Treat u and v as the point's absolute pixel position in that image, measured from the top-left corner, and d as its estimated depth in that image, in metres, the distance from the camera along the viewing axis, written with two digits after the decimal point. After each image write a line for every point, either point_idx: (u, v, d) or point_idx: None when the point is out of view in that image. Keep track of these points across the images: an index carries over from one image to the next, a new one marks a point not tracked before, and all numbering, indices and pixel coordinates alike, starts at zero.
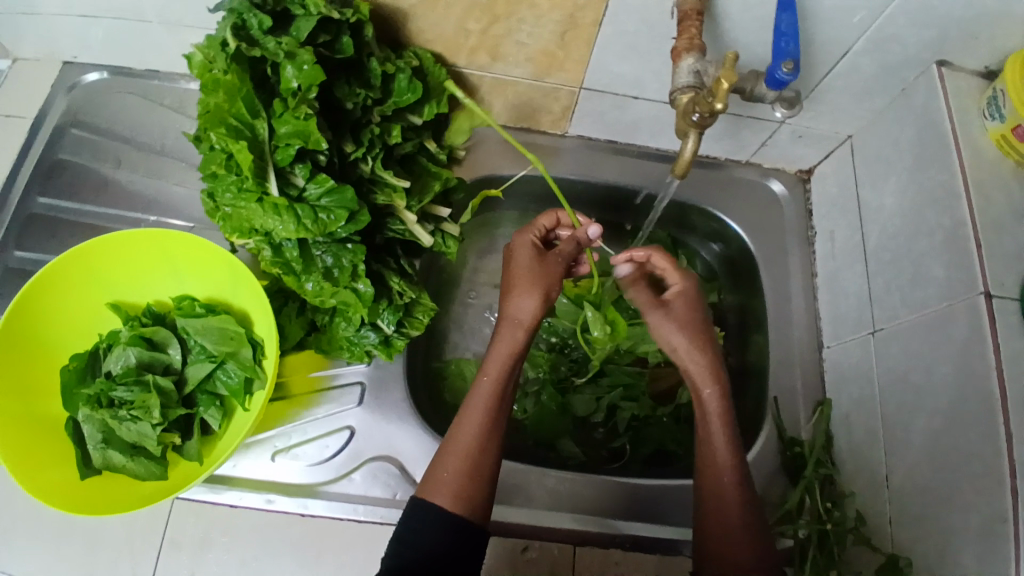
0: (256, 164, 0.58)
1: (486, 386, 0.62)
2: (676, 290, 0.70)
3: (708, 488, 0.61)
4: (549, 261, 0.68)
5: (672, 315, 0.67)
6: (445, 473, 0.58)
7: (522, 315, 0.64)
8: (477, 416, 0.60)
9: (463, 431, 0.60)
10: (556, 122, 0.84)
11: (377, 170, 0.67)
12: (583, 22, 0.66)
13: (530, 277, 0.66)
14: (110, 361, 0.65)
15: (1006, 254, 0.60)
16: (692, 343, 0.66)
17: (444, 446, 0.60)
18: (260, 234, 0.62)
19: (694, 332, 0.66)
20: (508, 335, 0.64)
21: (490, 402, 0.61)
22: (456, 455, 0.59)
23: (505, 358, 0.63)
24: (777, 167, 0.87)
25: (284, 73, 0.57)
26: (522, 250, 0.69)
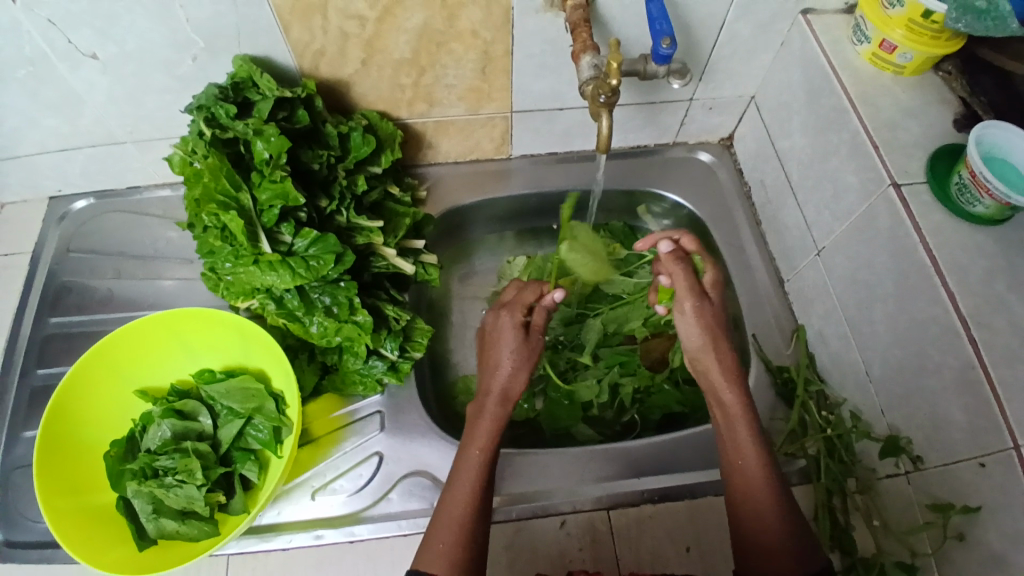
0: (247, 229, 0.66)
1: (476, 461, 0.66)
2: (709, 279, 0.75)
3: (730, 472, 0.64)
4: (532, 340, 0.74)
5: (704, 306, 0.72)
6: (441, 543, 0.60)
7: (508, 390, 0.71)
8: (467, 484, 0.64)
9: (457, 500, 0.63)
10: (500, 147, 0.93)
11: (352, 219, 0.75)
12: (496, 55, 0.77)
13: (518, 355, 0.73)
14: (147, 439, 0.73)
15: (904, 146, 0.68)
16: (710, 346, 0.70)
17: (437, 518, 0.62)
18: (262, 292, 0.70)
19: (713, 333, 0.71)
20: (495, 409, 0.70)
21: (481, 471, 0.65)
22: (448, 526, 0.61)
23: (489, 430, 0.68)
24: (702, 140, 0.97)
25: (256, 147, 0.67)
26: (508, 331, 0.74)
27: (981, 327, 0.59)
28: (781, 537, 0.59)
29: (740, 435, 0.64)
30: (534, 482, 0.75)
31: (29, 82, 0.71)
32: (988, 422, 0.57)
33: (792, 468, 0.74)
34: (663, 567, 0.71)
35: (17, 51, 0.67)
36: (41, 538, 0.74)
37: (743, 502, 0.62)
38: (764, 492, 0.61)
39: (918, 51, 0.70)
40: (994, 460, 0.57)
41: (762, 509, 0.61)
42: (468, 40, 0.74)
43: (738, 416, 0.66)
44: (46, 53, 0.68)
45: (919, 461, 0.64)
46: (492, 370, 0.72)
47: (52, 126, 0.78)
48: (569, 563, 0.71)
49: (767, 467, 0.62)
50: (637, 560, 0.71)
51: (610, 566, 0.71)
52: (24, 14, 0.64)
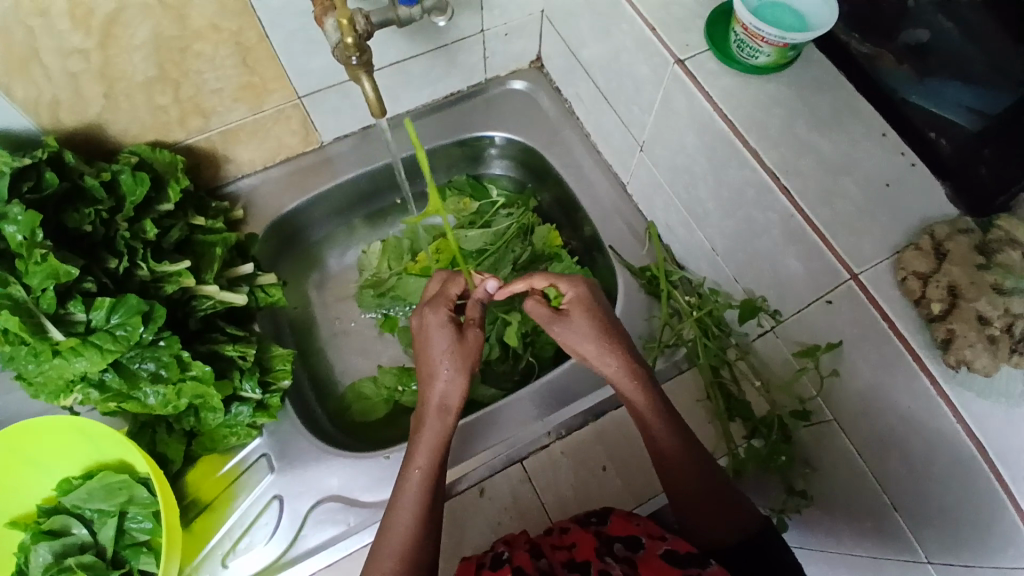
0: (29, 322, 0.58)
1: (415, 480, 0.61)
2: (570, 297, 0.64)
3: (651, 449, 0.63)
4: (467, 337, 0.65)
5: (572, 329, 0.63)
6: None
7: (446, 400, 0.63)
8: (407, 516, 0.59)
9: (397, 530, 0.58)
10: (307, 138, 0.86)
11: (154, 268, 0.68)
12: (251, 43, 0.69)
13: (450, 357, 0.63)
14: (30, 569, 0.66)
15: (680, 19, 0.66)
16: (600, 354, 0.62)
17: (375, 549, 0.59)
18: (80, 382, 0.63)
19: (604, 340, 0.62)
20: (432, 424, 0.63)
21: (421, 498, 0.60)
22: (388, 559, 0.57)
23: (429, 453, 0.61)
24: (514, 69, 0.92)
25: (6, 232, 0.58)
26: (438, 330, 0.65)
27: (792, 174, 0.59)
28: (700, 492, 0.61)
29: (658, 431, 0.61)
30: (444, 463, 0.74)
31: None
32: (820, 263, 0.59)
33: (676, 356, 0.76)
34: (589, 497, 0.71)
35: None
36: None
37: (671, 475, 0.62)
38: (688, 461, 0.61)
39: None
40: (839, 295, 0.58)
41: (681, 474, 0.61)
42: (211, 36, 0.67)
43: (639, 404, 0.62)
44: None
45: (778, 315, 0.66)
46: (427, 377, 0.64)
47: None
48: (498, 527, 0.70)
49: (687, 450, 0.61)
50: (563, 501, 0.71)
51: (538, 515, 0.71)
52: None
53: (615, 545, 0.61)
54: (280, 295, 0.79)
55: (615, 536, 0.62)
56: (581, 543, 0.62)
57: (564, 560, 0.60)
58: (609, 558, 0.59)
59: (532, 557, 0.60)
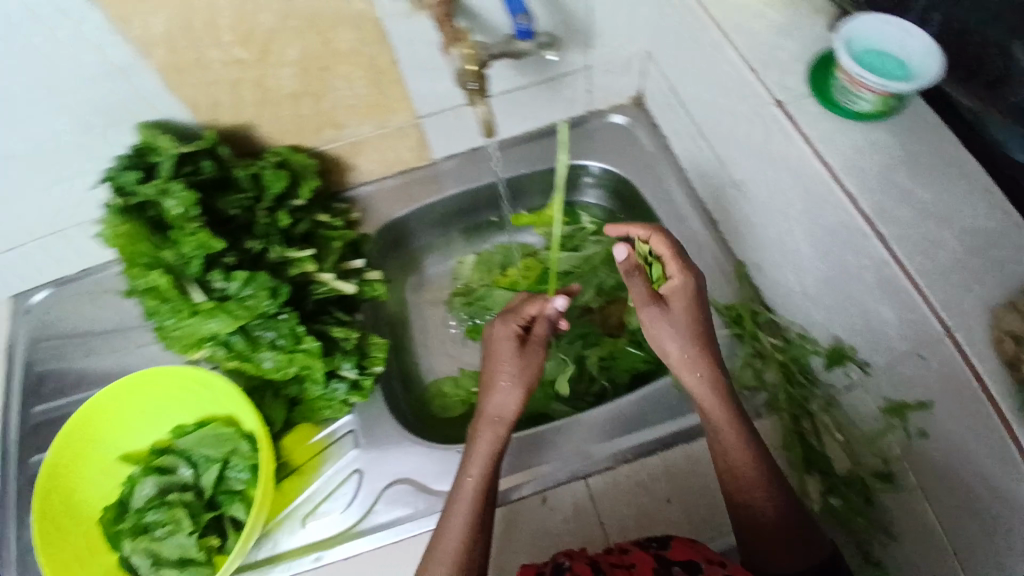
0: (177, 284, 0.70)
1: (470, 485, 0.65)
2: (671, 285, 0.66)
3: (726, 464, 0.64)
4: (531, 351, 0.69)
5: (670, 318, 0.65)
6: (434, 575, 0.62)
7: (503, 411, 0.67)
8: (463, 522, 0.64)
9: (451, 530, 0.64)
10: (420, 154, 0.95)
11: (282, 252, 0.78)
12: (384, 66, 0.79)
13: (513, 372, 0.67)
14: (137, 498, 0.76)
15: (779, 65, 0.69)
16: (685, 364, 0.65)
17: (432, 547, 0.64)
18: (211, 340, 0.74)
19: (698, 343, 0.64)
20: (487, 436, 0.67)
21: (473, 504, 0.65)
22: (444, 558, 0.63)
23: (484, 462, 0.66)
24: (614, 104, 0.97)
25: (168, 206, 0.70)
26: (506, 343, 0.69)
27: (893, 222, 0.60)
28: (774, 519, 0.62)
29: (732, 446, 0.63)
30: (520, 465, 0.78)
31: None
32: (915, 314, 0.58)
33: (756, 401, 0.77)
34: (648, 525, 0.72)
35: None
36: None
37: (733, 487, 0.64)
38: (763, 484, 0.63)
39: None
40: (931, 348, 0.57)
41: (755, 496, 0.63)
42: (351, 59, 0.77)
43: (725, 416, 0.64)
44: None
45: (866, 366, 0.63)
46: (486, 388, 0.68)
47: None
48: (557, 537, 0.73)
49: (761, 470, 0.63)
50: (622, 522, 0.72)
51: (596, 534, 0.72)
52: None
53: (674, 569, 0.60)
54: (382, 289, 0.86)
55: (675, 560, 0.61)
56: (641, 564, 0.61)
57: None
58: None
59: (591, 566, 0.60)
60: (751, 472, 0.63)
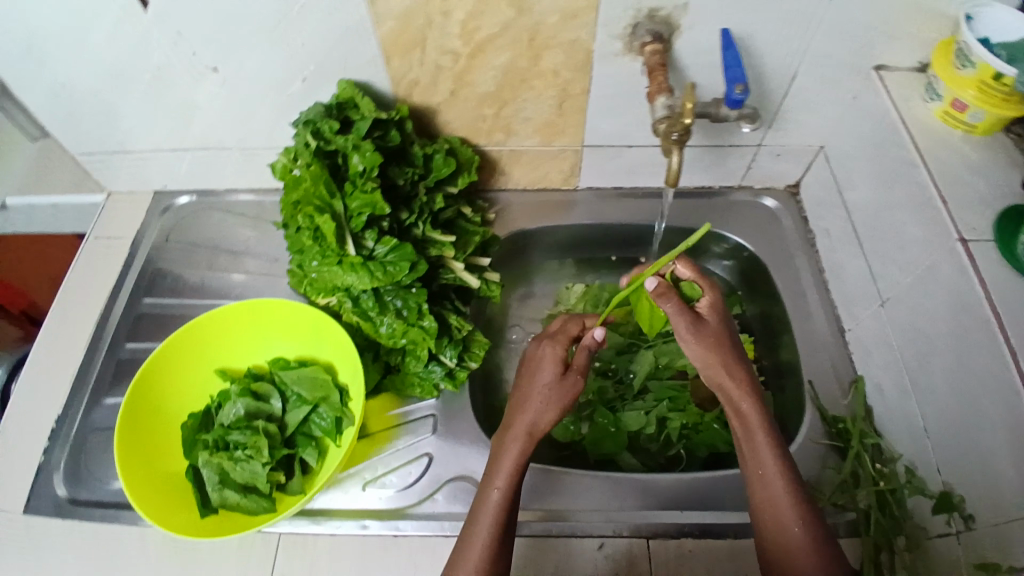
0: (337, 232, 0.73)
1: (495, 493, 0.67)
2: (706, 302, 0.75)
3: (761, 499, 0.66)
4: (569, 376, 0.74)
5: (704, 331, 0.72)
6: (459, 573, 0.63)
7: (535, 426, 0.70)
8: (486, 527, 0.65)
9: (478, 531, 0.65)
10: (567, 179, 0.98)
11: (427, 231, 0.81)
12: (573, 93, 0.82)
13: (547, 393, 0.72)
14: (223, 414, 0.78)
15: (967, 205, 0.69)
16: (719, 375, 0.70)
17: (458, 548, 0.66)
18: (342, 291, 0.77)
19: (722, 351, 0.71)
20: (516, 447, 0.69)
21: (499, 508, 0.66)
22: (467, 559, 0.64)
23: (509, 469, 0.68)
24: (768, 186, 0.98)
25: (353, 160, 0.74)
26: (544, 365, 0.75)
27: None
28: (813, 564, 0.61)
29: (767, 472, 0.66)
30: (547, 500, 0.77)
31: (154, 87, 0.82)
32: None
33: (840, 519, 0.74)
34: None
35: (146, 58, 0.78)
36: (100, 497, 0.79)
37: (769, 521, 0.65)
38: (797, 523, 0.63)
39: (989, 112, 0.71)
40: None
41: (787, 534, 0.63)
42: (548, 79, 0.80)
43: (759, 441, 0.67)
44: (173, 64, 0.78)
45: (970, 520, 0.63)
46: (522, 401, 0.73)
47: (172, 128, 0.89)
48: None
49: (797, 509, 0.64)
50: None
51: None
52: (157, 26, 0.74)
53: None
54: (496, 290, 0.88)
55: None
56: None
57: None
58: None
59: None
60: (789, 507, 0.64)
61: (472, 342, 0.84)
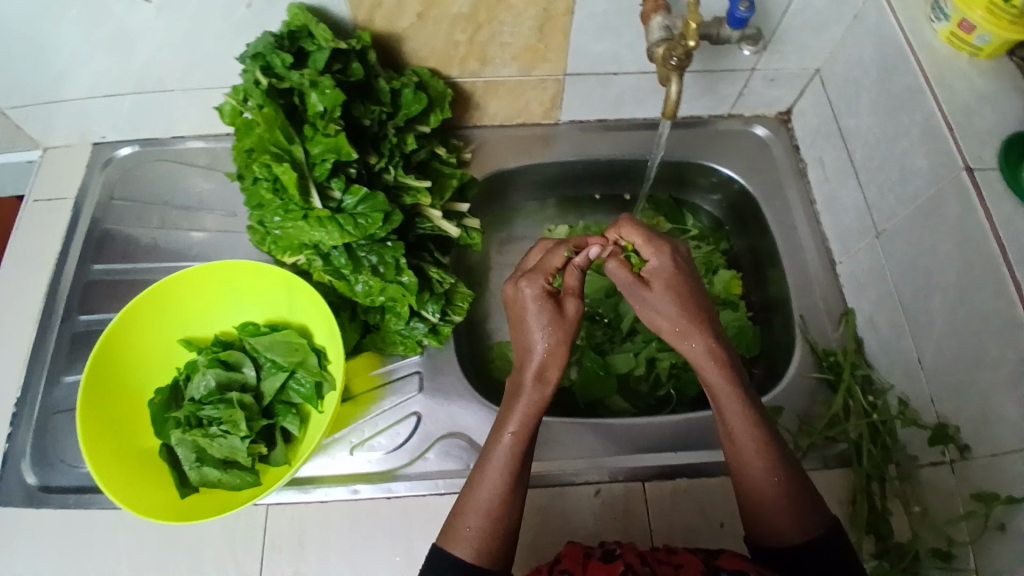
0: (299, 182, 0.66)
1: (505, 441, 0.61)
2: (652, 267, 0.63)
3: (740, 462, 0.60)
4: (567, 306, 0.64)
5: (649, 300, 0.62)
6: (467, 528, 0.59)
7: (542, 370, 0.61)
8: (493, 481, 0.60)
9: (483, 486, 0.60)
10: (548, 111, 0.90)
11: (400, 177, 0.74)
12: (556, 13, 0.73)
13: (546, 326, 0.62)
14: (193, 387, 0.73)
15: (978, 133, 0.65)
16: (678, 336, 0.61)
17: (460, 502, 0.61)
18: (310, 248, 0.70)
19: (689, 310, 0.61)
20: (531, 393, 0.61)
21: (509, 462, 0.60)
22: (477, 512, 0.59)
23: (521, 419, 0.61)
24: (759, 114, 0.93)
25: (310, 99, 0.66)
26: (532, 302, 0.63)
27: None
28: (790, 527, 0.58)
29: (739, 436, 0.59)
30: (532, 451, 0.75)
31: (73, 21, 0.70)
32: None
33: (831, 451, 0.74)
34: (694, 541, 0.71)
35: None
36: (74, 480, 0.75)
37: (744, 482, 0.60)
38: (772, 484, 0.59)
39: (997, 35, 0.65)
40: None
41: (764, 497, 0.59)
42: None
43: (733, 403, 0.59)
44: None
45: (967, 451, 0.63)
46: (523, 343, 0.63)
47: (100, 69, 0.77)
48: (601, 530, 0.72)
49: (774, 472, 0.59)
50: (669, 533, 0.72)
51: (641, 534, 0.72)
52: None
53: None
54: (478, 238, 0.83)
55: (724, 568, 0.57)
56: (688, 565, 0.58)
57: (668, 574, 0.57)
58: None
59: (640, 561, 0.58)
60: (763, 469, 0.59)
61: (457, 294, 0.78)
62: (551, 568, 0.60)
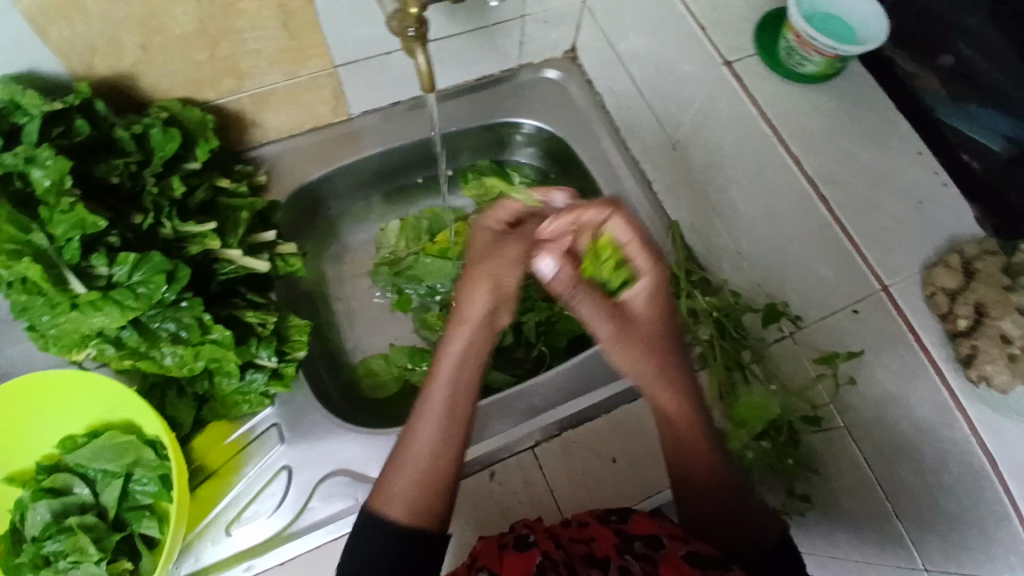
0: (51, 272, 0.58)
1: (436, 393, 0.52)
2: (620, 234, 0.56)
3: (670, 425, 0.56)
4: (503, 241, 0.55)
5: (587, 301, 0.57)
6: (398, 483, 0.51)
7: (474, 311, 0.52)
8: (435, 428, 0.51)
9: (401, 471, 0.51)
10: (335, 109, 0.85)
11: (179, 227, 0.67)
12: (296, 8, 0.68)
13: (500, 253, 0.54)
14: (28, 527, 0.64)
15: None
16: (631, 328, 0.55)
17: (395, 452, 0.52)
18: (96, 336, 0.62)
19: (643, 270, 0.57)
20: (481, 332, 0.52)
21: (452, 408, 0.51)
22: (415, 463, 0.51)
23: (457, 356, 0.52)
24: (547, 58, 0.91)
25: (33, 176, 0.58)
26: (484, 234, 0.58)
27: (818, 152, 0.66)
28: (724, 484, 0.57)
29: (658, 393, 0.55)
30: None
31: None
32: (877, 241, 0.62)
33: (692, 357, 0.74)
34: (600, 489, 0.71)
35: None
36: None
37: (672, 444, 0.57)
38: (699, 441, 0.56)
39: None
40: (867, 305, 0.62)
41: (693, 458, 0.56)
42: None
43: (665, 367, 0.54)
44: None
45: (799, 320, 0.66)
46: (466, 286, 0.53)
47: None
48: (510, 511, 0.70)
49: (702, 433, 0.56)
50: (573, 491, 0.71)
51: (546, 502, 0.70)
52: None
53: (635, 543, 0.57)
54: (298, 262, 0.77)
55: (637, 534, 0.58)
56: (600, 538, 0.59)
57: (582, 553, 0.58)
58: (630, 556, 0.56)
59: (557, 544, 0.58)
60: (688, 416, 0.55)
61: (292, 327, 0.73)
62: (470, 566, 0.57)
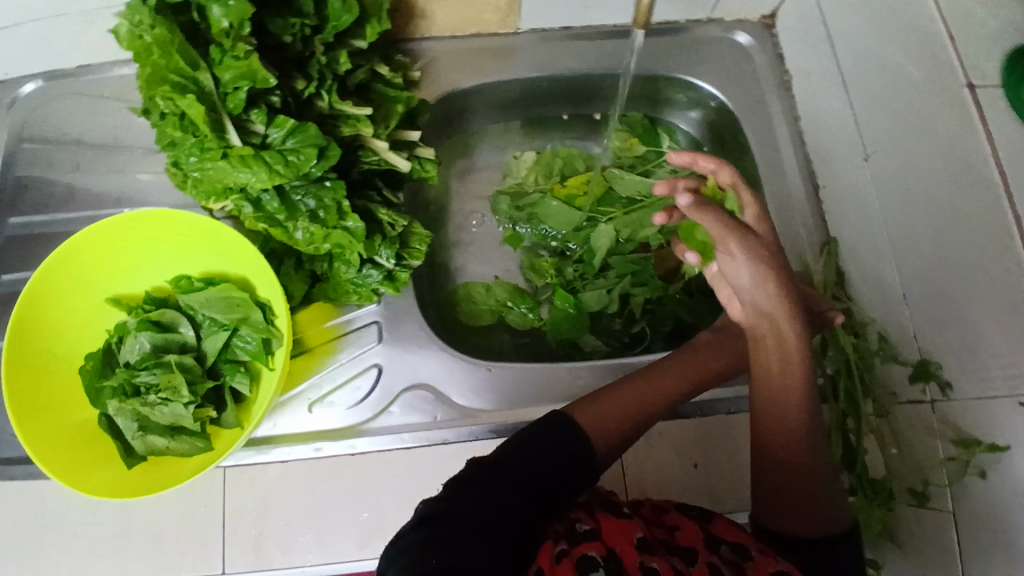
0: (210, 116, 0.57)
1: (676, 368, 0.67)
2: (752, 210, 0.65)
3: (778, 406, 0.59)
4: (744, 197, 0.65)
5: (747, 246, 0.56)
6: (604, 418, 0.62)
7: (733, 273, 0.59)
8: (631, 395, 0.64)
9: (615, 397, 0.63)
10: (505, 19, 0.79)
11: (335, 104, 0.65)
12: None
13: (754, 246, 0.56)
14: (126, 352, 0.67)
15: None
16: (761, 280, 0.57)
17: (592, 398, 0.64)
18: (238, 192, 0.61)
19: (772, 267, 0.57)
20: (755, 252, 0.56)
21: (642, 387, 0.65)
22: (607, 411, 0.62)
23: (756, 265, 0.56)
24: (740, 18, 0.82)
25: (213, 14, 0.56)
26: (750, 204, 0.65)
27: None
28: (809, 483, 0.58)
29: (787, 410, 0.58)
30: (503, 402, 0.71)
31: None
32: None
33: None
34: (671, 485, 0.69)
35: None
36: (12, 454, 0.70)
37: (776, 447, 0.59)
38: (801, 441, 0.58)
39: None
40: None
41: (800, 473, 0.58)
42: None
43: (786, 330, 0.58)
44: None
45: (947, 389, 0.64)
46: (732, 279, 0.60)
47: None
48: None
49: (808, 440, 0.58)
50: (644, 479, 0.69)
51: (615, 479, 0.69)
52: None
53: (721, 547, 0.57)
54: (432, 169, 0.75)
55: (722, 537, 0.58)
56: (685, 530, 0.58)
57: (662, 538, 0.57)
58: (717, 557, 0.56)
59: (645, 524, 0.57)
60: (800, 420, 0.58)
61: (414, 234, 0.72)
62: (552, 525, 0.57)
